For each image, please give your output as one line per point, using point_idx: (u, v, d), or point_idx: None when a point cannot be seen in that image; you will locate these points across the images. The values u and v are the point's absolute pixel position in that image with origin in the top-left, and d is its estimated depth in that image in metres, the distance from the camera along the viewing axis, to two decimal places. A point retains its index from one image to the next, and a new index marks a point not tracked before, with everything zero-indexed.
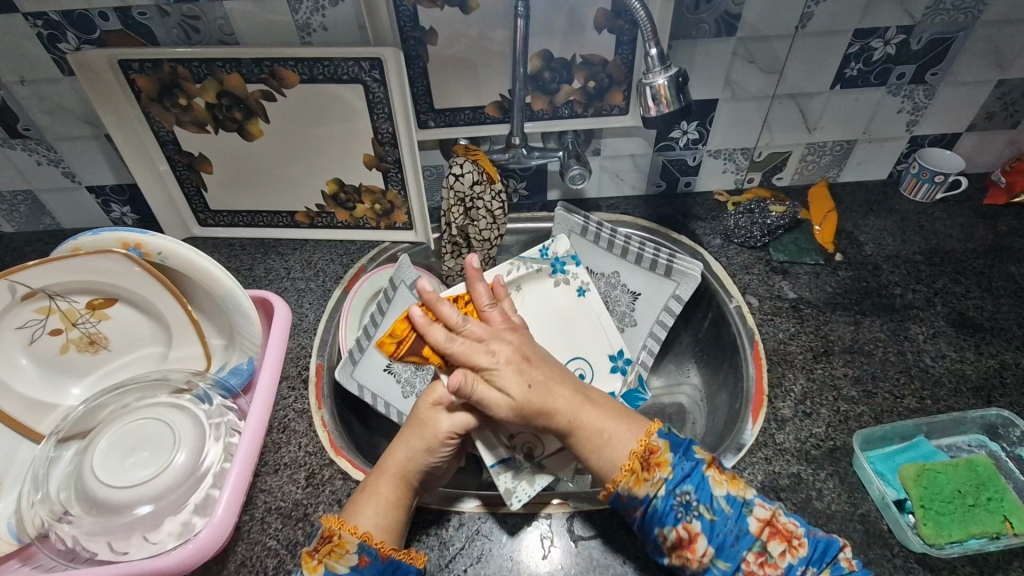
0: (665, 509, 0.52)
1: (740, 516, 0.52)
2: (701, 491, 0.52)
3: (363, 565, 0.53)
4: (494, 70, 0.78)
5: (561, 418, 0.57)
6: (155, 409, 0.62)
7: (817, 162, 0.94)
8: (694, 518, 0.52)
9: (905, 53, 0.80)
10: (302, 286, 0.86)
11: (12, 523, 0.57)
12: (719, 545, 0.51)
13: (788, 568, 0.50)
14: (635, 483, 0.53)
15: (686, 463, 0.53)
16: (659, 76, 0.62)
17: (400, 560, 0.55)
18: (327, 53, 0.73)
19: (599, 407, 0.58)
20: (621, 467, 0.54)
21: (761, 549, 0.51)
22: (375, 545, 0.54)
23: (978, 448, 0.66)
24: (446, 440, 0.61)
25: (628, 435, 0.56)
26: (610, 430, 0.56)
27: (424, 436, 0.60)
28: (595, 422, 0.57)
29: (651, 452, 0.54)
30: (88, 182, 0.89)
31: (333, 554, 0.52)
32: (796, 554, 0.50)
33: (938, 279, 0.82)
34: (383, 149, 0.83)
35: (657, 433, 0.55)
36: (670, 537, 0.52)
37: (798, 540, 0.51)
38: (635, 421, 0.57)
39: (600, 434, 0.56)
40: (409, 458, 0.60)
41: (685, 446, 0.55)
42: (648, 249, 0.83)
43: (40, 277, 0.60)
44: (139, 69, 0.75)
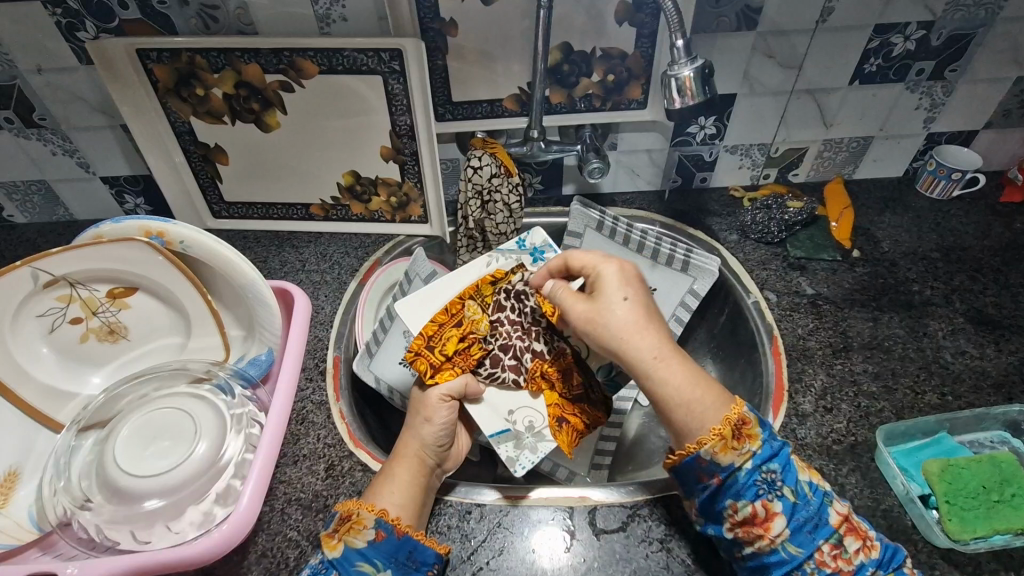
0: (747, 483, 0.52)
1: (821, 506, 0.52)
2: (789, 474, 0.52)
3: (379, 540, 0.54)
4: (514, 63, 0.77)
5: (645, 351, 0.56)
6: (176, 398, 0.62)
7: (833, 158, 0.94)
8: (777, 498, 0.52)
9: (925, 49, 0.80)
10: (317, 278, 0.86)
11: (34, 511, 0.58)
12: (797, 527, 0.51)
13: (860, 566, 0.51)
14: (722, 450, 0.52)
15: (776, 444, 0.53)
16: (685, 68, 0.62)
17: (417, 540, 0.56)
18: (345, 44, 0.73)
19: (686, 364, 0.56)
20: (708, 431, 0.53)
21: (837, 541, 0.51)
22: (390, 521, 0.55)
23: (1000, 445, 0.66)
24: (439, 408, 0.64)
25: (715, 406, 0.54)
26: (698, 399, 0.54)
27: (419, 412, 0.64)
28: (681, 377, 0.55)
29: (742, 423, 0.53)
30: (103, 173, 0.89)
31: (352, 531, 0.54)
32: (869, 553, 0.51)
33: (956, 277, 0.82)
34: (400, 141, 0.83)
35: (746, 409, 0.54)
36: (744, 511, 0.52)
37: (871, 540, 0.52)
38: (720, 395, 0.55)
39: (690, 390, 0.54)
40: (417, 438, 0.62)
41: (774, 430, 0.55)
42: (664, 244, 0.83)
43: (62, 265, 0.60)
44: (156, 59, 0.74)
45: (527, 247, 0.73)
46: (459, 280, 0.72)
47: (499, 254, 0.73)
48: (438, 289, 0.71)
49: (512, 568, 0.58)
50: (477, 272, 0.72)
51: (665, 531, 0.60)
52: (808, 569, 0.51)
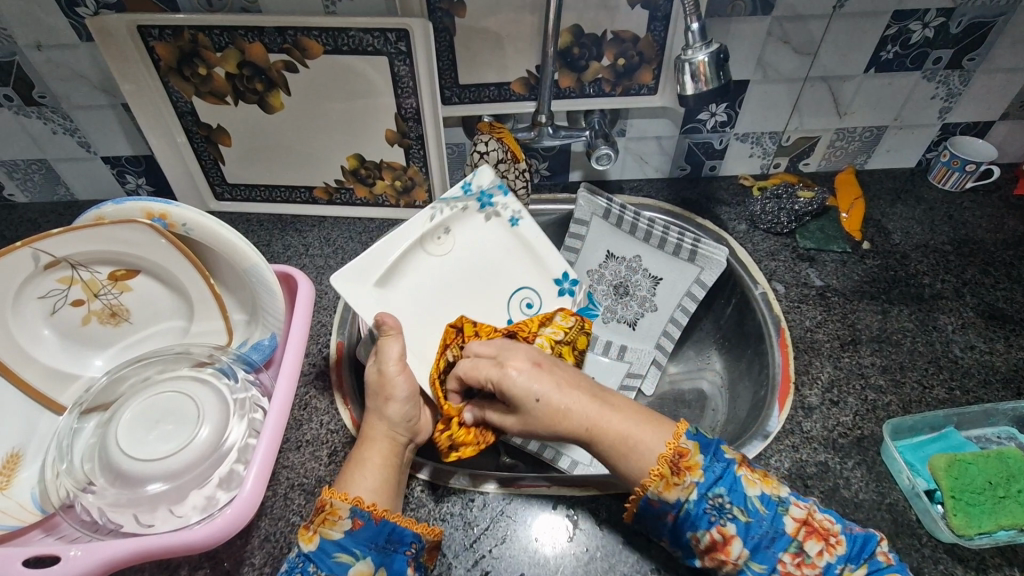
0: (697, 513, 0.51)
1: (775, 517, 0.51)
2: (736, 494, 0.51)
3: (357, 528, 0.52)
4: (522, 45, 0.76)
5: (576, 423, 0.55)
6: (179, 383, 0.61)
7: (845, 148, 0.93)
8: (729, 521, 0.50)
9: (944, 37, 0.78)
10: (321, 263, 0.85)
11: (37, 492, 0.57)
12: (755, 547, 0.50)
13: (827, 566, 0.49)
14: (665, 488, 0.51)
15: (717, 466, 0.52)
16: (699, 52, 0.60)
17: (396, 523, 0.54)
18: (350, 24, 0.71)
19: (614, 408, 0.56)
20: (650, 471, 0.52)
21: (797, 549, 0.50)
22: (367, 508, 0.53)
23: (1007, 441, 0.66)
24: (390, 379, 0.60)
25: (656, 441, 0.53)
26: (639, 438, 0.53)
27: (376, 393, 0.60)
28: (618, 429, 0.54)
29: (680, 455, 0.52)
30: (104, 153, 0.88)
31: (326, 523, 0.52)
32: (834, 552, 0.50)
33: (968, 270, 0.81)
34: (405, 125, 0.81)
35: (686, 435, 0.53)
36: (704, 540, 0.51)
37: (836, 537, 0.50)
38: (661, 425, 0.55)
39: (625, 438, 0.53)
40: (381, 418, 0.60)
41: (714, 447, 0.53)
42: (672, 233, 0.82)
43: (63, 247, 0.59)
44: (158, 36, 0.73)
45: (473, 191, 0.75)
46: (404, 240, 0.72)
47: (443, 204, 0.74)
48: (378, 254, 0.70)
49: (515, 556, 0.58)
50: (419, 229, 0.73)
51: None
52: None
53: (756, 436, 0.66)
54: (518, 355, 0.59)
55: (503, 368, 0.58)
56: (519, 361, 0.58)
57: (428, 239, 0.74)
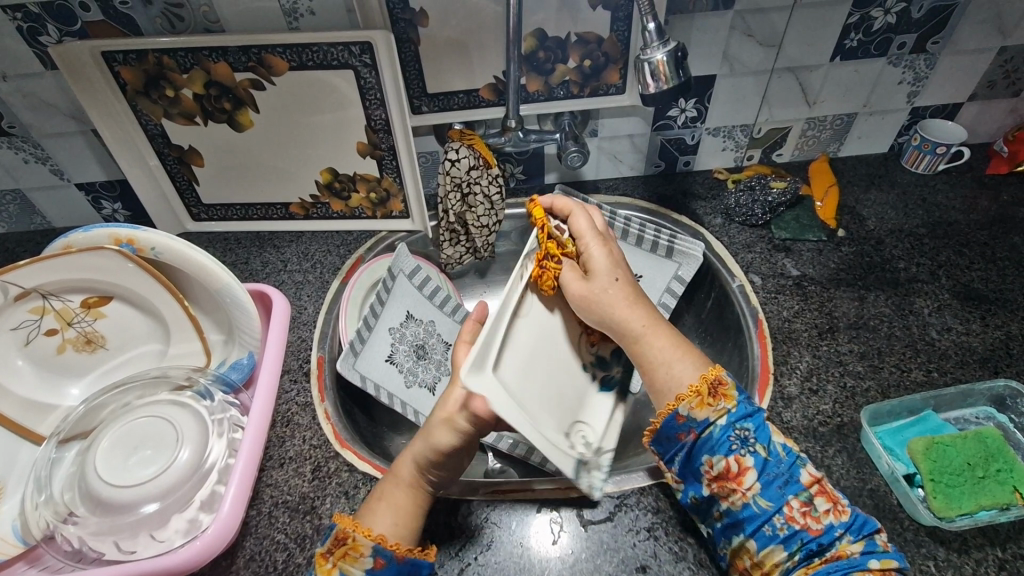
0: (721, 438, 0.50)
1: (793, 465, 0.50)
2: (762, 433, 0.50)
3: (378, 567, 0.51)
4: (488, 51, 0.76)
5: (632, 325, 0.55)
6: (156, 407, 0.61)
7: (817, 137, 0.93)
8: (749, 455, 0.50)
9: (906, 22, 0.79)
10: (299, 278, 0.85)
11: (18, 525, 0.57)
12: (766, 484, 0.49)
13: (829, 527, 0.48)
14: (698, 406, 0.51)
15: (750, 405, 0.52)
16: (658, 51, 0.61)
17: (418, 559, 0.53)
18: (314, 39, 0.71)
19: (672, 331, 0.55)
20: (685, 388, 0.52)
21: (807, 499, 0.49)
22: (391, 548, 0.51)
23: (986, 420, 0.66)
24: (471, 442, 0.55)
25: (691, 370, 0.52)
26: (677, 362, 0.53)
27: (448, 442, 0.54)
28: (664, 352, 0.54)
29: (719, 382, 0.51)
30: (78, 179, 0.88)
31: (348, 557, 0.51)
32: (840, 516, 0.48)
33: (942, 252, 0.82)
34: (377, 136, 0.81)
35: (727, 371, 0.52)
36: (718, 466, 0.50)
37: (843, 505, 0.49)
38: (699, 357, 0.54)
39: (668, 363, 0.53)
40: (413, 463, 0.55)
41: (753, 390, 0.53)
42: (648, 230, 0.83)
43: (32, 277, 0.59)
44: (123, 61, 0.73)
45: None
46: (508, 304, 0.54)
47: None
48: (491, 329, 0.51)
49: (500, 563, 0.58)
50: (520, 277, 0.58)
51: (652, 519, 0.60)
52: (777, 525, 0.48)
53: None
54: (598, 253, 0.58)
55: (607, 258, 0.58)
56: (606, 248, 0.58)
57: None
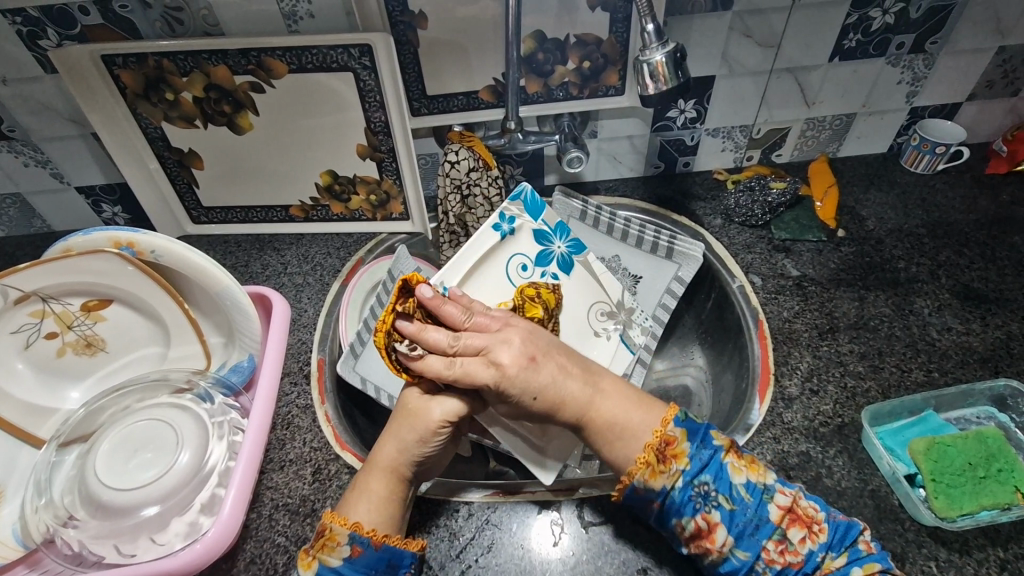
0: (682, 500, 0.51)
1: (760, 504, 0.51)
2: (721, 481, 0.51)
3: (355, 556, 0.52)
4: (487, 53, 0.76)
5: (572, 412, 0.54)
6: (156, 409, 0.61)
7: (816, 137, 0.93)
8: (714, 509, 0.50)
9: (905, 22, 0.79)
10: (299, 281, 0.85)
11: (18, 528, 0.57)
12: (739, 534, 0.50)
13: (809, 555, 0.49)
14: (652, 476, 0.51)
15: (703, 453, 0.52)
16: (656, 52, 0.61)
17: (396, 547, 0.53)
18: (314, 42, 0.71)
19: (620, 394, 0.55)
20: (636, 459, 0.52)
21: (781, 536, 0.50)
22: (366, 535, 0.52)
23: (987, 420, 0.66)
24: (438, 429, 0.56)
25: (647, 425, 0.53)
26: (630, 423, 0.53)
27: (414, 427, 0.56)
28: (609, 416, 0.54)
29: (666, 443, 0.52)
30: (77, 183, 0.88)
31: (325, 549, 0.52)
32: (817, 539, 0.49)
33: (942, 252, 0.82)
34: (376, 138, 0.81)
35: (673, 423, 0.53)
36: (688, 528, 0.51)
37: (819, 525, 0.50)
38: (652, 408, 0.54)
39: (622, 416, 0.54)
40: (397, 450, 0.56)
41: (701, 433, 0.53)
42: (648, 231, 0.82)
43: (32, 280, 0.59)
44: (122, 64, 0.73)
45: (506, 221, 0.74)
46: None
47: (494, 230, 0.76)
48: None
49: (501, 565, 0.58)
50: None
51: None
52: (761, 570, 0.49)
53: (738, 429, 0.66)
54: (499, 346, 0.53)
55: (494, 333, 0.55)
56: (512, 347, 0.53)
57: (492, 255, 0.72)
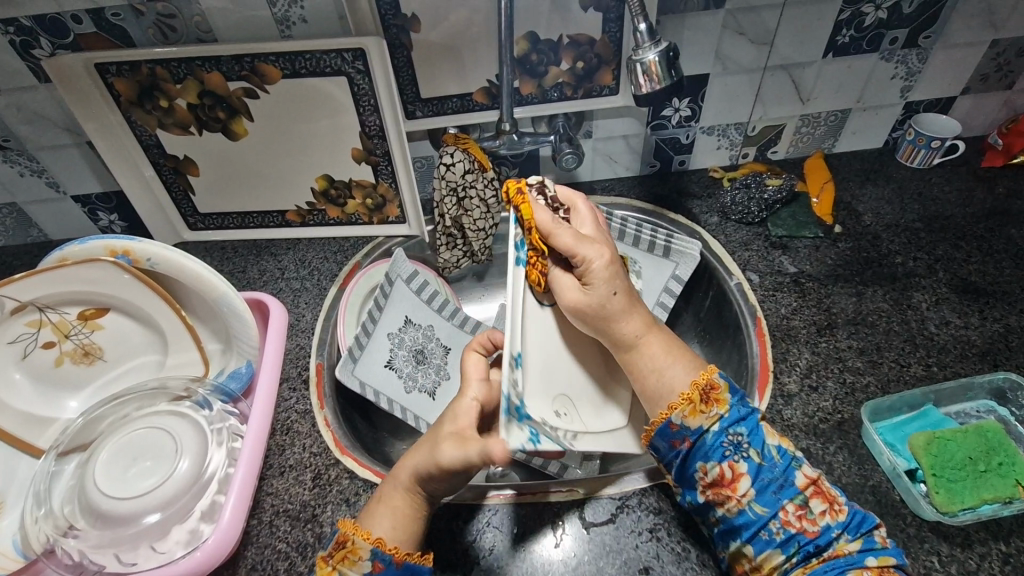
0: (713, 445, 0.52)
1: (787, 468, 0.51)
2: (755, 436, 0.52)
3: (376, 571, 0.51)
4: (481, 55, 0.76)
5: (619, 333, 0.56)
6: (155, 417, 0.61)
7: (811, 133, 0.93)
8: (742, 460, 0.51)
9: (898, 17, 0.79)
10: (297, 286, 0.85)
11: (18, 539, 0.57)
12: (761, 489, 0.50)
13: (825, 528, 0.49)
14: (690, 415, 0.53)
15: (743, 408, 0.53)
16: (649, 51, 0.61)
17: (416, 564, 0.53)
18: (307, 47, 0.71)
19: (662, 338, 0.58)
20: (678, 395, 0.54)
21: (802, 502, 0.50)
22: (388, 551, 0.52)
23: (986, 414, 0.66)
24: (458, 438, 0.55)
25: (684, 373, 0.55)
26: (664, 369, 0.56)
27: (433, 438, 0.55)
28: (656, 360, 0.56)
29: (711, 388, 0.53)
30: (73, 192, 0.88)
31: (347, 561, 0.51)
32: (835, 516, 0.49)
33: (939, 246, 0.82)
34: (371, 142, 0.81)
35: (718, 376, 0.54)
36: (712, 472, 0.52)
37: (839, 504, 0.50)
38: (692, 361, 0.56)
39: (660, 362, 0.56)
40: (416, 475, 0.54)
41: (741, 394, 0.55)
42: (645, 231, 0.82)
43: (28, 290, 0.59)
44: (116, 72, 0.73)
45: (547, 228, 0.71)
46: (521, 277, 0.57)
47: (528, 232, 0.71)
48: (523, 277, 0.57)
49: (503, 567, 0.58)
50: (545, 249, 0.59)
51: (654, 520, 0.60)
52: (774, 529, 0.50)
53: None
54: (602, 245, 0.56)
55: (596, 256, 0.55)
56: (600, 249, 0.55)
57: None
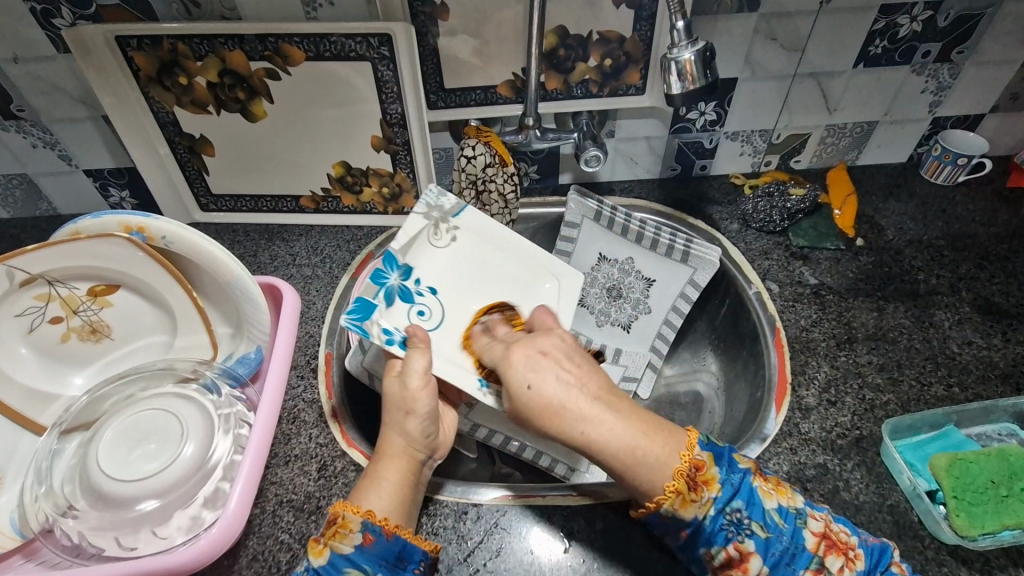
0: (714, 530, 0.49)
1: (795, 532, 0.49)
2: (754, 508, 0.49)
3: (368, 544, 0.51)
4: (508, 47, 0.75)
5: (574, 426, 0.49)
6: (161, 399, 0.60)
7: (836, 144, 0.92)
8: (747, 538, 0.49)
9: (933, 30, 0.78)
10: (308, 272, 0.84)
11: (16, 516, 0.56)
12: (775, 563, 0.48)
13: None
14: (682, 506, 0.48)
15: (734, 478, 0.50)
16: (686, 50, 0.59)
17: (407, 539, 0.52)
18: (331, 29, 0.70)
19: (632, 414, 0.50)
20: (664, 486, 0.48)
21: (818, 565, 0.48)
22: (378, 523, 0.51)
23: (1007, 437, 0.65)
24: (416, 398, 0.57)
25: (667, 453, 0.49)
26: (646, 449, 0.49)
27: (396, 406, 0.58)
28: (622, 439, 0.48)
29: (696, 469, 0.49)
30: (85, 166, 0.86)
31: (337, 536, 0.50)
32: (854, 566, 0.49)
33: (962, 264, 0.80)
34: (391, 130, 0.80)
35: (698, 446, 0.50)
36: (719, 557, 0.49)
37: (854, 551, 0.49)
38: (671, 431, 0.51)
39: (628, 446, 0.48)
40: (402, 435, 0.57)
41: (728, 458, 0.51)
42: (664, 235, 0.81)
43: (39, 262, 0.58)
44: (136, 46, 0.71)
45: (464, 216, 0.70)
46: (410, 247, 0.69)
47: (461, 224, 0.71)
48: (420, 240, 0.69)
49: (510, 570, 0.56)
50: (419, 227, 0.68)
51: None
52: None
53: (752, 440, 0.65)
54: (525, 342, 0.55)
55: (506, 355, 0.55)
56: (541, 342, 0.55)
57: (429, 236, 0.70)
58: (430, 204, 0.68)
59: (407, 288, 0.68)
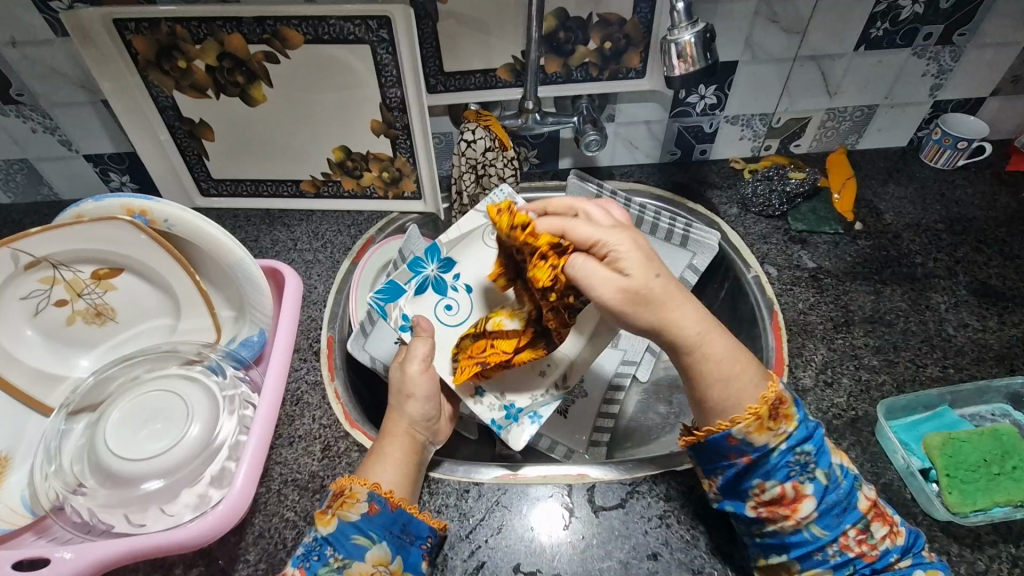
0: (778, 464, 0.50)
1: (851, 490, 0.51)
2: (822, 457, 0.51)
3: (373, 514, 0.52)
4: (507, 30, 0.74)
5: (693, 333, 0.51)
6: (167, 381, 0.61)
7: (836, 128, 0.92)
8: (808, 481, 0.50)
9: (934, 12, 0.77)
10: (309, 257, 0.84)
11: (27, 495, 0.57)
12: (824, 511, 0.50)
13: (884, 552, 0.50)
14: (757, 431, 0.50)
15: (812, 426, 0.51)
16: (685, 32, 0.59)
17: (412, 512, 0.54)
18: (330, 11, 0.70)
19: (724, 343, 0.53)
20: (745, 408, 0.50)
21: (864, 526, 0.50)
22: (383, 494, 0.54)
23: (1001, 418, 0.66)
24: (420, 385, 0.61)
25: (754, 383, 0.51)
26: (739, 373, 0.51)
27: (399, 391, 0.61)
28: (735, 368, 0.51)
29: (780, 403, 0.51)
30: (86, 151, 0.86)
31: (345, 505, 0.52)
32: (894, 539, 0.51)
33: (960, 248, 0.81)
34: (391, 114, 0.80)
35: (785, 388, 0.52)
36: (774, 491, 0.50)
37: (897, 527, 0.51)
38: (751, 368, 0.52)
39: (737, 369, 0.51)
40: (403, 416, 0.60)
41: (812, 409, 0.52)
42: (664, 219, 0.81)
43: (43, 245, 0.58)
44: (135, 29, 0.71)
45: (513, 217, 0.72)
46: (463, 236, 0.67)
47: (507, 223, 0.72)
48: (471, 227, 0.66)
49: (511, 547, 0.57)
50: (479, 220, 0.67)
51: (664, 507, 0.60)
52: (830, 552, 0.50)
53: None
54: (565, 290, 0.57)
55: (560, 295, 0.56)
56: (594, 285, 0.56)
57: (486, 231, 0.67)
58: (493, 202, 0.72)
59: (443, 280, 0.66)
